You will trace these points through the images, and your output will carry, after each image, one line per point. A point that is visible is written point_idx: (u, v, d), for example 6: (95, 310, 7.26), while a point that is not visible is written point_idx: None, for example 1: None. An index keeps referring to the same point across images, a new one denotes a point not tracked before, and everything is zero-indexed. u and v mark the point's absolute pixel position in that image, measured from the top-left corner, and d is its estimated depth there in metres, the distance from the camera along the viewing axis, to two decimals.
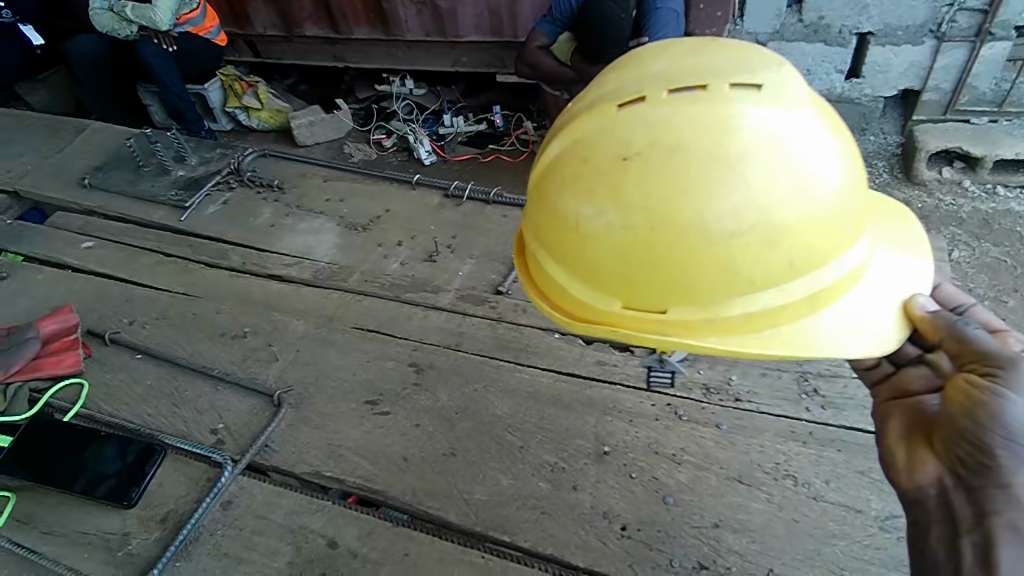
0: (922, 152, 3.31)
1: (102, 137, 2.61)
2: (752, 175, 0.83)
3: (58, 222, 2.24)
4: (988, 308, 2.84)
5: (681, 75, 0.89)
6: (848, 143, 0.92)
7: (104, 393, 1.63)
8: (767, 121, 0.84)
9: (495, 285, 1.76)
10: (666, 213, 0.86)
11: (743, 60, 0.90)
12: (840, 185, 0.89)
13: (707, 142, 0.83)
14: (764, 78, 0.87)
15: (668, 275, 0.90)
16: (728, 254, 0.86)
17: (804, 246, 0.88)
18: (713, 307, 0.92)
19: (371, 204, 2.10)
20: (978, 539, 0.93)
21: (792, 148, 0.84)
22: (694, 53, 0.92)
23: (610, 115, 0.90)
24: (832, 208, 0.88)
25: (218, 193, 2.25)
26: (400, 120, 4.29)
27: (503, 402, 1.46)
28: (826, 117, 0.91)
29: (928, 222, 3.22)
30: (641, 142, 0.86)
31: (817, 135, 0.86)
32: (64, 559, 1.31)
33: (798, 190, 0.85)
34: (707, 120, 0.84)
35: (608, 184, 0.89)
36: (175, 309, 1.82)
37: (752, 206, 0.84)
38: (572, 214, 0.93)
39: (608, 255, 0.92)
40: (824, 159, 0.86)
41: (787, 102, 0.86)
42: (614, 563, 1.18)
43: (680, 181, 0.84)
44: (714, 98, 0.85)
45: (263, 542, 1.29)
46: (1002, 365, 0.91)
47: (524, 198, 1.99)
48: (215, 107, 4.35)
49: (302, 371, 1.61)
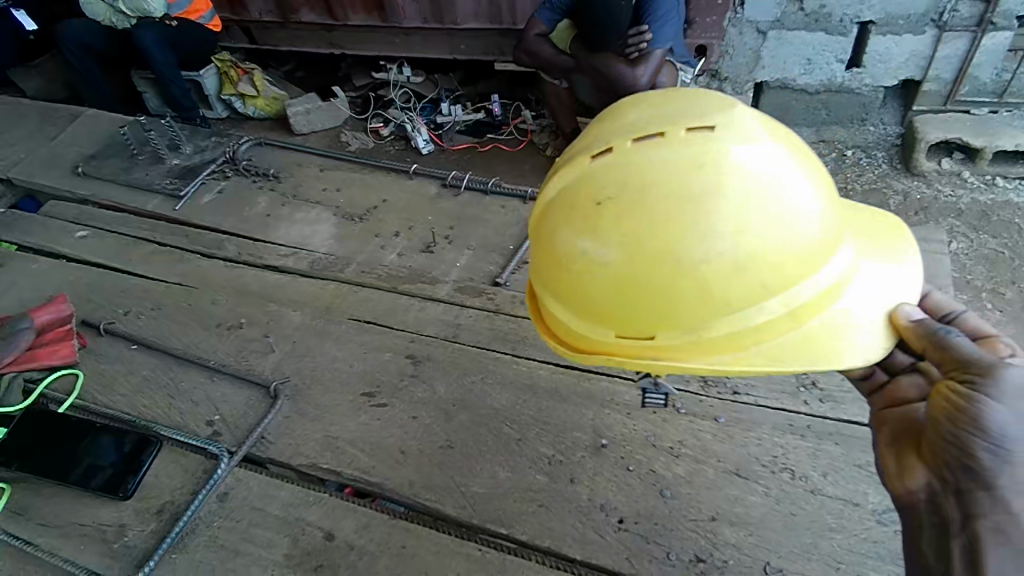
0: (922, 143, 3.30)
1: (95, 124, 2.58)
2: (730, 206, 0.83)
3: (52, 210, 2.21)
4: (987, 301, 2.85)
5: (646, 121, 0.89)
6: (819, 166, 0.91)
7: (100, 384, 1.62)
8: (739, 153, 0.83)
9: (494, 276, 1.75)
10: (651, 249, 0.86)
11: (706, 97, 0.90)
12: (812, 208, 0.87)
13: (683, 178, 0.83)
14: (725, 115, 0.86)
15: (659, 308, 0.90)
16: (715, 283, 0.86)
17: (782, 269, 0.87)
18: (708, 330, 0.92)
19: (368, 194, 2.08)
20: (966, 542, 0.93)
21: (766, 174, 0.84)
22: (659, 97, 0.93)
23: (582, 165, 0.91)
24: (806, 231, 0.87)
25: (213, 182, 2.22)
26: (397, 108, 4.25)
27: (501, 394, 1.45)
28: (795, 140, 0.90)
29: (927, 213, 3.21)
30: (619, 182, 0.87)
31: (783, 163, 0.85)
32: (60, 551, 1.30)
33: (775, 214, 0.84)
34: (680, 157, 0.84)
35: (593, 224, 0.89)
36: (170, 300, 1.80)
37: (733, 234, 0.83)
38: (563, 254, 0.94)
39: (595, 292, 0.93)
40: (791, 186, 0.85)
41: (748, 136, 0.85)
42: (611, 556, 1.18)
43: (662, 218, 0.84)
44: (676, 142, 0.85)
45: (260, 534, 1.29)
46: (983, 374, 0.89)
47: (521, 188, 1.97)
48: (211, 94, 4.29)
49: (298, 363, 1.60)
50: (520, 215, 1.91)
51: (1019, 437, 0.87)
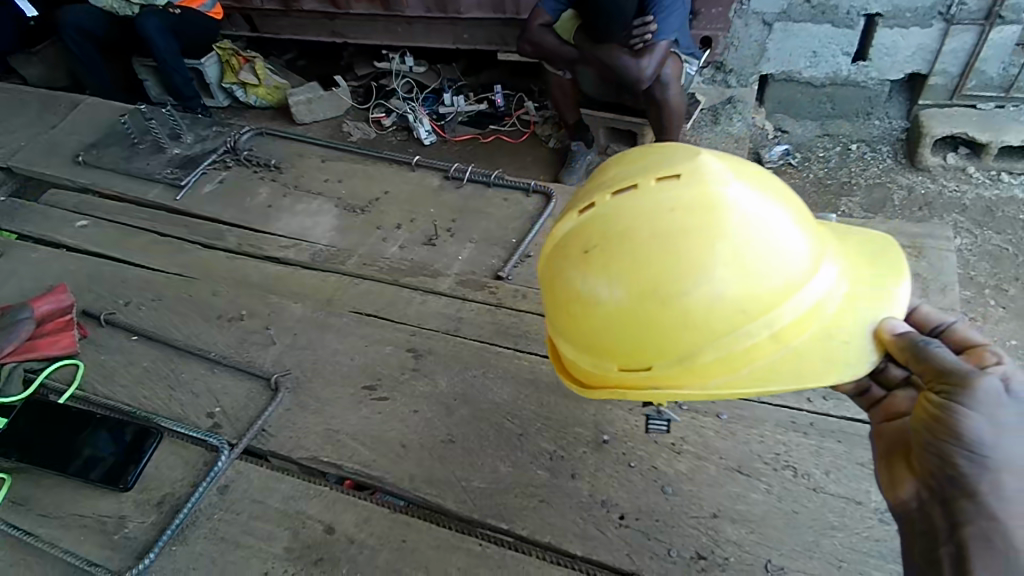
0: (927, 138, 3.28)
1: (96, 113, 2.56)
2: (699, 239, 0.92)
3: (52, 199, 2.20)
4: (989, 297, 2.86)
5: (621, 177, 1.03)
6: (785, 199, 1.00)
7: (101, 374, 1.61)
8: (705, 194, 0.94)
9: (496, 270, 1.74)
10: (633, 283, 0.96)
11: (674, 152, 1.03)
12: (778, 233, 0.95)
13: (655, 220, 0.95)
14: (687, 165, 0.99)
15: (649, 338, 0.99)
16: (697, 311, 0.94)
17: (756, 292, 0.94)
18: (702, 356, 0.98)
19: (370, 185, 2.07)
20: (954, 550, 0.92)
21: (732, 208, 0.93)
22: (635, 156, 1.06)
23: (572, 220, 1.05)
24: (775, 255, 0.94)
25: (214, 172, 2.21)
26: (399, 98, 4.23)
27: (503, 388, 1.45)
28: (761, 181, 1.00)
29: (931, 208, 3.19)
30: (601, 229, 0.99)
31: (744, 197, 0.95)
32: (61, 542, 1.30)
33: (744, 242, 0.93)
34: (652, 203, 0.96)
35: (583, 268, 1.00)
36: (171, 291, 1.79)
37: (705, 263, 0.92)
38: (561, 297, 1.05)
39: (592, 328, 1.03)
40: (755, 216, 0.94)
41: (708, 178, 0.96)
42: (612, 552, 1.18)
43: (641, 256, 0.95)
44: (645, 192, 0.98)
45: (260, 527, 1.29)
46: (962, 386, 0.89)
47: (524, 181, 1.95)
48: (212, 83, 4.25)
49: (299, 356, 1.59)
50: (522, 208, 1.90)
51: (998, 445, 0.88)
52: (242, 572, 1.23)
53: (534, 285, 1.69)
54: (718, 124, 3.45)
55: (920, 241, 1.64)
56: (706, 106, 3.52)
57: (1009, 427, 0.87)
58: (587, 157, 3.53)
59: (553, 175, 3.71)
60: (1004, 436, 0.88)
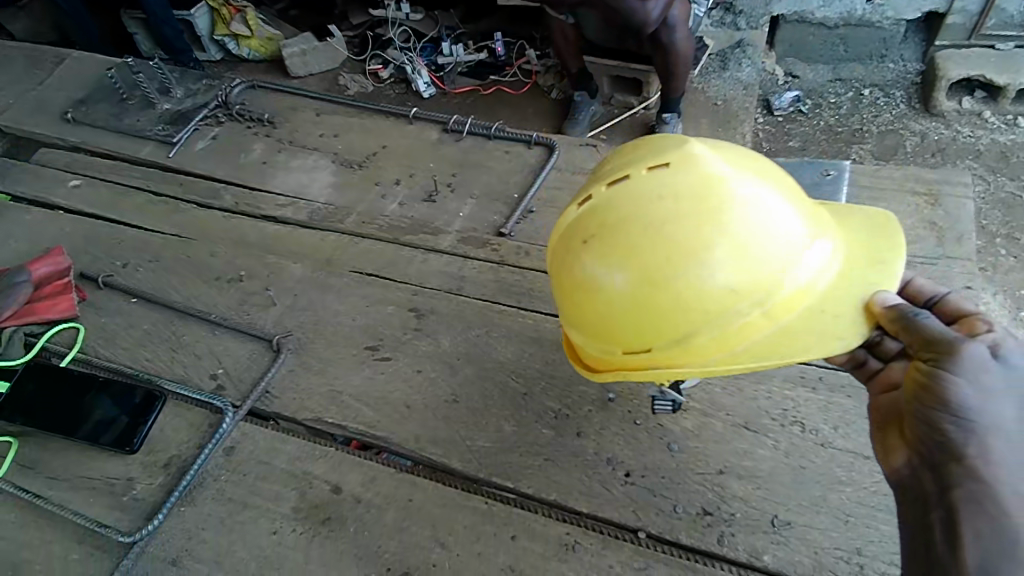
0: (943, 81, 3.17)
1: (82, 68, 2.47)
2: (694, 222, 0.97)
3: (41, 157, 2.14)
4: (1000, 247, 2.81)
5: (616, 171, 1.08)
6: (773, 182, 1.04)
7: (102, 337, 1.60)
8: (700, 180, 0.99)
9: (498, 227, 1.69)
10: (632, 266, 0.99)
11: (665, 143, 1.08)
12: (764, 213, 0.98)
13: (653, 205, 0.99)
14: (676, 154, 1.04)
15: (647, 318, 1.01)
16: (693, 291, 0.97)
17: (745, 269, 0.97)
18: (699, 335, 1.00)
19: (366, 140, 2.00)
20: (944, 514, 0.92)
21: (726, 192, 0.98)
22: (629, 151, 1.11)
23: (573, 214, 1.10)
24: (761, 233, 0.98)
25: (207, 128, 2.14)
26: (396, 48, 4.08)
27: (507, 347, 1.43)
28: (748, 166, 1.04)
29: (945, 155, 3.10)
30: (602, 216, 1.03)
31: (728, 181, 0.99)
32: (70, 504, 1.32)
33: (737, 223, 0.97)
34: (648, 190, 1.01)
35: (585, 254, 1.03)
36: (168, 252, 1.76)
37: (701, 244, 0.96)
38: (565, 287, 1.08)
39: (594, 312, 1.05)
40: (739, 197, 0.98)
41: (695, 165, 1.01)
42: (617, 509, 1.18)
43: (640, 240, 0.99)
44: (636, 183, 1.03)
45: (268, 488, 1.29)
46: (949, 354, 0.91)
47: (525, 132, 1.88)
48: (202, 34, 4.10)
49: (300, 316, 1.57)
50: (524, 162, 1.84)
51: (985, 410, 0.89)
52: (251, 532, 1.24)
53: (537, 242, 1.65)
54: (726, 70, 3.35)
55: (936, 187, 1.58)
56: (714, 51, 3.40)
57: (995, 393, 0.89)
58: (591, 108, 3.42)
59: (555, 127, 3.61)
60: (990, 402, 0.89)
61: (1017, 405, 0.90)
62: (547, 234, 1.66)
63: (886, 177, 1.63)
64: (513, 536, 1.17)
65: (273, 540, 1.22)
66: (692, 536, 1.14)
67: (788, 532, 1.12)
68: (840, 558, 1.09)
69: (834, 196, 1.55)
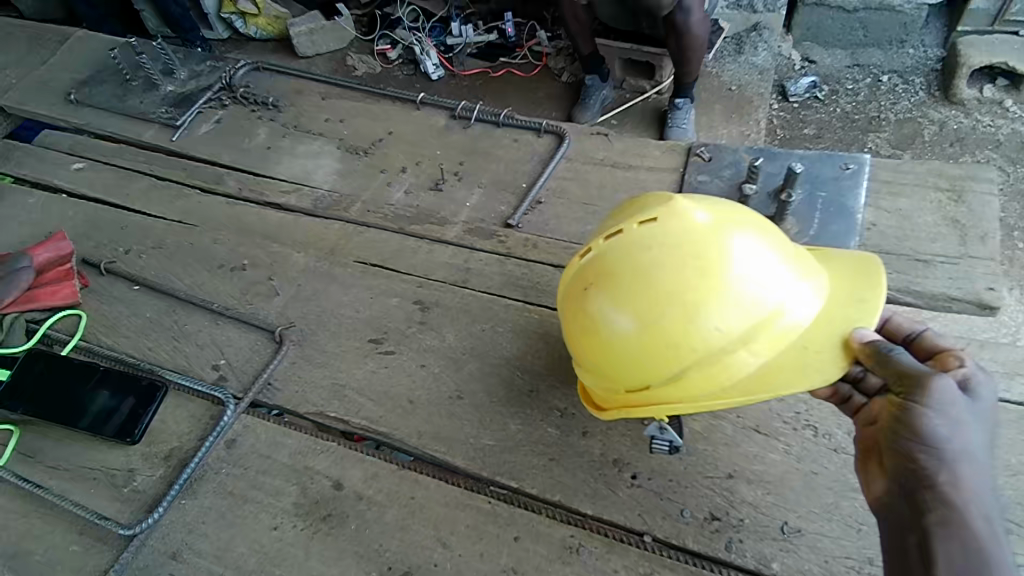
0: (964, 68, 3.08)
1: (85, 46, 2.42)
2: (685, 268, 1.00)
3: (45, 139, 2.11)
4: (1018, 240, 2.74)
5: (612, 225, 1.12)
6: (758, 229, 1.07)
7: (104, 325, 1.58)
8: (690, 229, 1.02)
9: (505, 218, 1.65)
10: (628, 309, 1.02)
11: (657, 197, 1.12)
12: (747, 258, 1.01)
13: (645, 253, 1.02)
14: (665, 206, 1.07)
15: (643, 357, 1.03)
16: (684, 332, 0.99)
17: (731, 310, 1.00)
18: (695, 375, 1.02)
19: (372, 125, 1.96)
20: (918, 540, 0.89)
21: (713, 240, 1.01)
22: (625, 208, 1.16)
23: (574, 265, 1.14)
24: (745, 276, 1.01)
25: (210, 111, 2.10)
26: (405, 28, 4.00)
27: (512, 342, 1.40)
28: (734, 214, 1.07)
29: (964, 145, 3.02)
30: (600, 265, 1.06)
31: (712, 230, 1.02)
32: (71, 494, 1.31)
33: (724, 268, 1.00)
34: (640, 240, 1.04)
35: (585, 302, 1.07)
36: (171, 238, 1.74)
37: (691, 290, 0.99)
38: (569, 332, 1.11)
39: (595, 354, 1.08)
40: (723, 244, 1.01)
41: (681, 215, 1.04)
42: (624, 512, 1.16)
43: (636, 286, 1.01)
44: (629, 234, 1.06)
45: (268, 482, 1.28)
46: (921, 387, 0.92)
47: (535, 120, 1.83)
48: (209, 12, 4.02)
49: (304, 307, 1.54)
50: (533, 151, 1.79)
51: (955, 439, 0.90)
52: (251, 527, 1.23)
53: (546, 234, 1.61)
54: (741, 54, 3.30)
55: (960, 183, 1.53)
56: (730, 34, 3.36)
57: (964, 423, 0.90)
58: (601, 93, 3.31)
59: (565, 112, 3.54)
60: (960, 431, 0.90)
61: (985, 433, 0.92)
62: (555, 225, 1.62)
63: (908, 172, 1.57)
64: (516, 538, 1.16)
65: (274, 536, 1.21)
66: (699, 541, 1.12)
67: (798, 540, 1.10)
68: (851, 567, 1.07)
69: (852, 190, 1.52)
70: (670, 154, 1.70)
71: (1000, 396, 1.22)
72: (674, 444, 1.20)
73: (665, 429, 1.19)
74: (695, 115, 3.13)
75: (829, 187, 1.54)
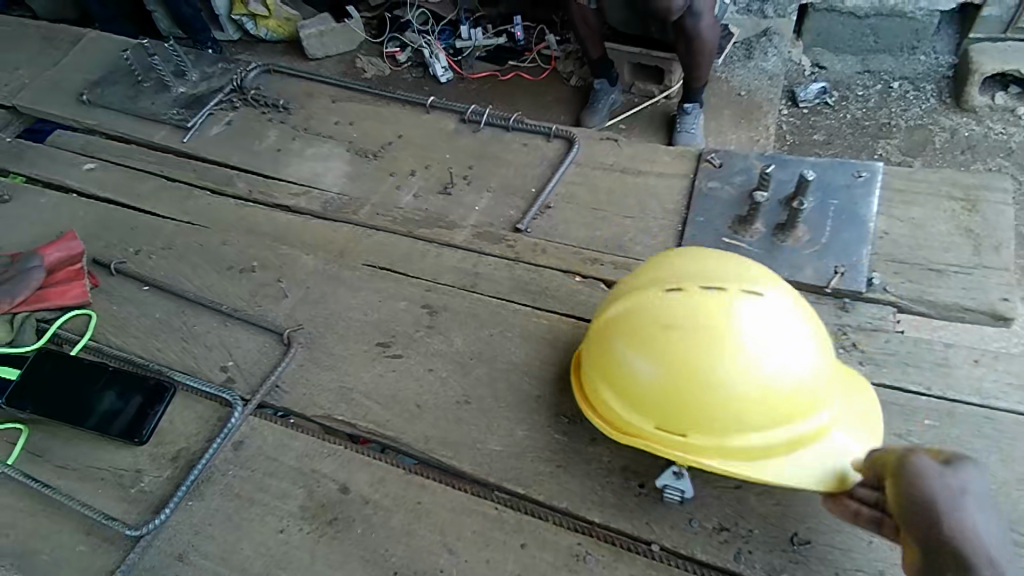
0: (976, 75, 3.06)
1: (97, 47, 2.44)
2: (706, 354, 1.03)
3: (58, 140, 2.13)
4: None
5: (678, 273, 1.12)
6: (814, 323, 1.10)
7: (114, 325, 1.59)
8: (719, 307, 1.04)
9: (514, 222, 1.65)
10: (672, 365, 1.05)
11: (729, 263, 1.12)
12: (798, 354, 1.05)
13: (706, 321, 1.04)
14: (737, 277, 1.08)
15: (673, 412, 1.07)
16: (717, 405, 1.03)
17: (766, 398, 1.03)
18: (709, 451, 1.07)
19: (382, 128, 1.96)
20: None
21: (769, 332, 1.04)
22: (695, 257, 1.15)
23: (629, 296, 1.14)
24: (790, 371, 1.04)
25: (221, 112, 2.11)
26: (414, 31, 4.01)
27: (520, 348, 1.39)
28: (795, 302, 1.09)
29: (975, 153, 3.00)
30: (660, 314, 1.07)
31: (775, 318, 1.04)
32: (79, 494, 1.31)
33: (745, 357, 1.02)
34: (705, 304, 1.05)
35: (616, 352, 1.12)
36: (181, 239, 1.74)
37: (711, 377, 1.03)
38: (608, 363, 1.14)
39: (628, 392, 1.11)
40: (782, 335, 1.04)
41: (748, 292, 1.06)
42: (632, 520, 1.15)
43: (686, 349, 1.04)
44: (698, 291, 1.07)
45: (276, 484, 1.28)
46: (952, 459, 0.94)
47: (544, 124, 1.83)
48: (220, 14, 4.03)
49: (313, 309, 1.54)
50: (542, 155, 1.79)
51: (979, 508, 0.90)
52: (258, 529, 1.23)
53: (554, 238, 1.60)
54: (751, 59, 3.29)
55: (974, 193, 1.51)
56: (739, 40, 3.34)
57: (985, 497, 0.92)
58: (610, 97, 3.31)
59: (573, 116, 3.54)
60: (981, 503, 0.91)
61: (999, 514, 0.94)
62: (563, 230, 1.62)
63: (921, 180, 1.56)
64: (523, 545, 1.15)
65: (280, 539, 1.21)
66: (707, 551, 1.11)
67: (808, 551, 1.09)
68: None
69: (865, 198, 1.51)
70: (680, 160, 1.70)
71: (1016, 409, 1.20)
72: (685, 496, 1.15)
73: (682, 476, 1.15)
74: (704, 120, 3.12)
75: (841, 195, 1.53)
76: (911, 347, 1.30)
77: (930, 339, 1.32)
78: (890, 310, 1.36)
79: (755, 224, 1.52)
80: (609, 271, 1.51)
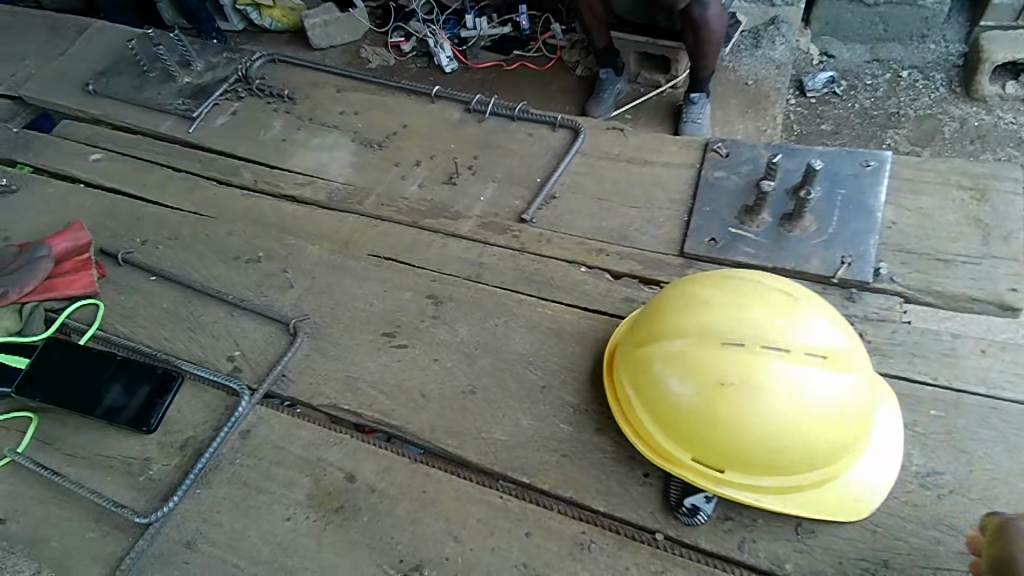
0: (987, 64, 3.03)
1: (103, 37, 2.44)
2: (751, 417, 1.03)
3: (65, 131, 2.13)
4: None
5: (730, 301, 1.10)
6: (862, 370, 1.08)
7: (121, 315, 1.60)
8: (767, 370, 1.03)
9: (519, 213, 1.65)
10: (709, 398, 1.05)
11: (782, 297, 1.10)
12: (840, 401, 1.04)
13: (748, 362, 1.04)
14: (790, 319, 1.06)
15: (703, 442, 1.08)
16: (747, 444, 1.04)
17: (798, 442, 1.03)
18: (742, 497, 1.10)
19: (387, 118, 1.95)
20: None
21: (813, 382, 1.03)
22: (749, 284, 1.13)
23: (675, 315, 1.13)
24: (828, 418, 1.03)
25: (226, 103, 2.11)
26: (419, 20, 3.99)
27: (526, 338, 1.40)
28: (846, 349, 1.07)
29: (984, 143, 2.97)
30: (704, 345, 1.07)
31: (821, 369, 1.03)
32: (89, 482, 1.33)
33: (790, 423, 1.02)
34: (751, 344, 1.04)
35: (655, 370, 1.13)
36: (187, 230, 1.75)
37: (754, 437, 1.03)
38: (644, 378, 1.15)
39: (661, 412, 1.12)
40: (825, 383, 1.03)
41: (799, 338, 1.04)
42: (636, 509, 1.16)
43: (725, 385, 1.04)
44: (747, 326, 1.06)
45: (282, 473, 1.29)
46: None
47: (550, 114, 1.83)
48: (225, 4, 4.01)
49: (319, 299, 1.55)
50: (548, 145, 1.78)
51: None
52: (264, 517, 1.24)
53: (560, 228, 1.60)
54: (759, 48, 3.26)
55: (984, 182, 1.50)
56: (747, 29, 3.31)
57: None
58: (616, 87, 3.29)
59: (579, 106, 3.52)
60: None
61: None
62: (568, 220, 1.61)
63: (930, 170, 1.54)
64: (528, 533, 1.16)
65: (287, 526, 1.22)
66: (712, 540, 1.11)
67: (812, 541, 1.09)
68: (865, 569, 1.06)
69: (873, 187, 1.50)
70: (687, 150, 1.69)
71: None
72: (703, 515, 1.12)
73: (711, 500, 1.13)
74: (710, 109, 3.10)
75: (848, 184, 1.52)
76: (919, 337, 1.30)
77: (937, 330, 1.31)
78: (897, 300, 1.35)
79: (762, 214, 1.51)
80: (615, 261, 1.51)
